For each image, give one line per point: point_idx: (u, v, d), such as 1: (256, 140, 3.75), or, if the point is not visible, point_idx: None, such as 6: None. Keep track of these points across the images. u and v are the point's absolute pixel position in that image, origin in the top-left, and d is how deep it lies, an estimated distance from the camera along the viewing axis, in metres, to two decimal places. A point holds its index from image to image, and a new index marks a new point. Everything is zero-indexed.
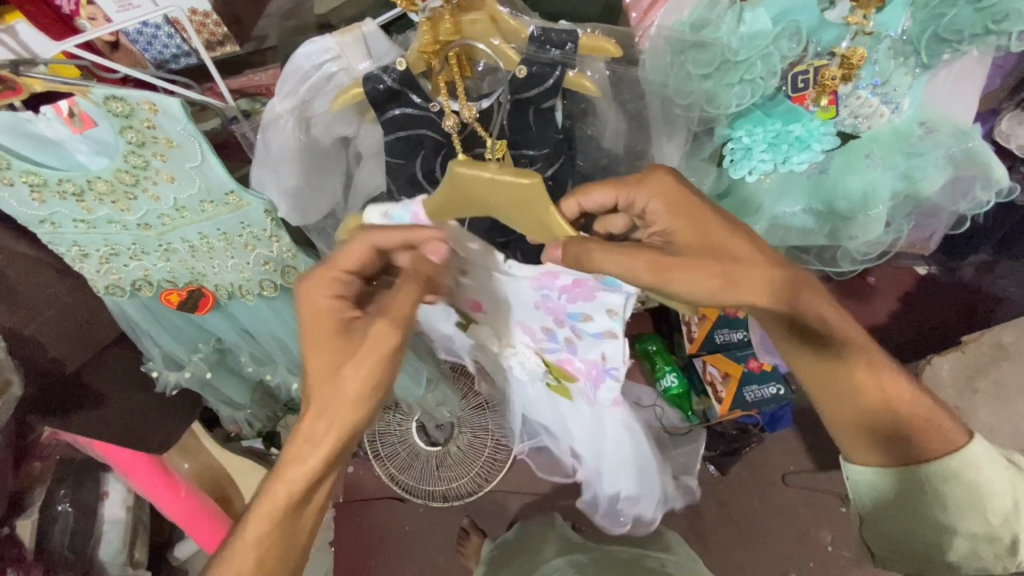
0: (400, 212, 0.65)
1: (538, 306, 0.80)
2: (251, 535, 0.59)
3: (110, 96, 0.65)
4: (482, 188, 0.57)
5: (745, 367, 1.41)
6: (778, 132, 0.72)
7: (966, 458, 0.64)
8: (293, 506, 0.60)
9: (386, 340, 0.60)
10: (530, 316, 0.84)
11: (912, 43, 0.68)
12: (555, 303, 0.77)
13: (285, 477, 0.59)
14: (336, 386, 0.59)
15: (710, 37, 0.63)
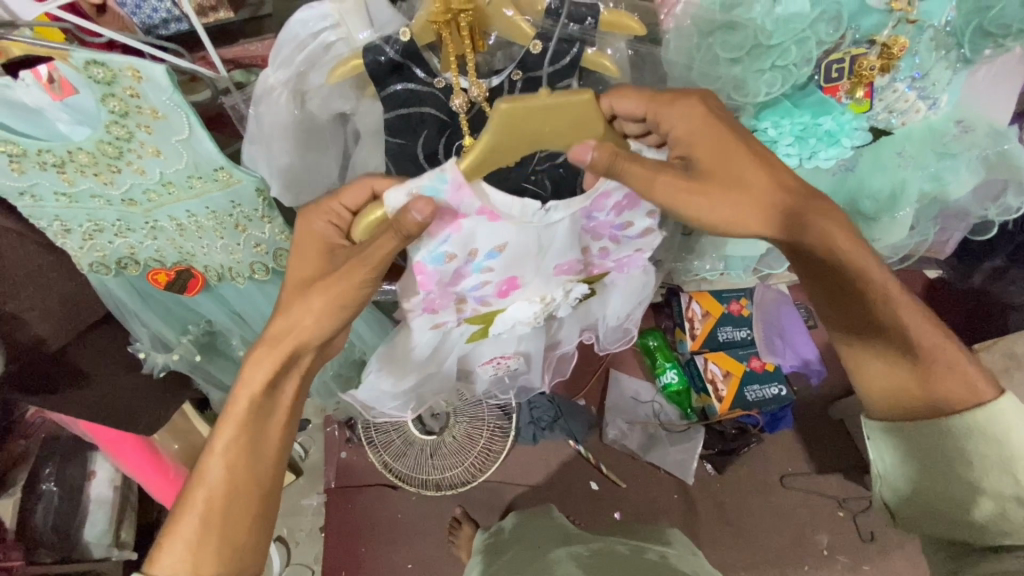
0: (432, 185, 0.56)
1: (578, 236, 0.75)
2: (219, 448, 0.61)
3: (91, 60, 0.60)
4: (540, 119, 0.51)
5: (747, 366, 1.45)
6: (807, 124, 0.66)
7: (993, 413, 0.55)
8: (253, 418, 0.63)
9: (359, 275, 0.61)
10: (568, 254, 0.77)
11: (956, 35, 0.63)
12: (600, 223, 0.73)
13: (246, 385, 0.63)
14: (300, 312, 0.63)
15: (743, 17, 0.57)
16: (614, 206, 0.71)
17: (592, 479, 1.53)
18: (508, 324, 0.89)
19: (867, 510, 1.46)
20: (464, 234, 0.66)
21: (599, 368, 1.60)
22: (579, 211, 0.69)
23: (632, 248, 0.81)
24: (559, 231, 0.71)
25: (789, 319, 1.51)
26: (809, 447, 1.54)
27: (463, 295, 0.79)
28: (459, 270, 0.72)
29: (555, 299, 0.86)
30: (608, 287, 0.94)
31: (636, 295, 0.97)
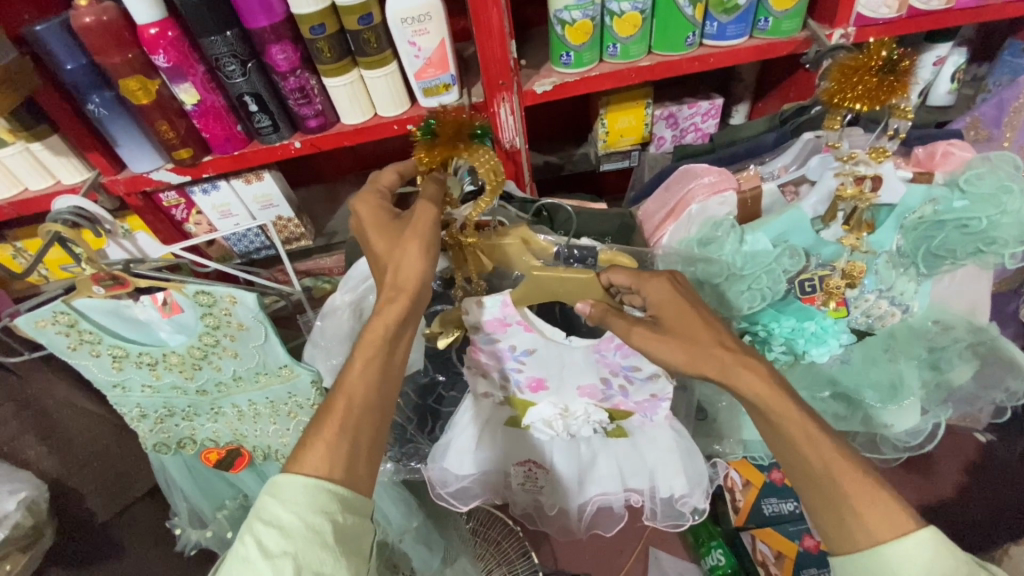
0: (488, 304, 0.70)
1: (594, 368, 0.78)
2: (357, 370, 0.59)
3: (201, 290, 0.77)
4: (553, 285, 0.66)
5: (801, 546, 1.30)
6: (794, 327, 0.75)
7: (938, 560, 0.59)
8: (390, 343, 0.60)
9: (428, 213, 0.61)
10: (587, 378, 0.81)
11: (909, 256, 0.73)
12: (613, 363, 0.77)
13: (376, 318, 0.60)
14: (398, 257, 0.60)
15: (716, 252, 0.69)
16: (620, 351, 0.74)
17: None
18: (546, 429, 0.88)
19: None
20: (507, 334, 0.74)
21: (636, 547, 1.50)
22: (585, 350, 0.75)
23: (648, 393, 0.81)
24: (575, 358, 0.77)
25: None
26: None
27: (501, 378, 0.83)
28: (494, 360, 0.79)
29: (575, 417, 0.86)
30: (646, 438, 0.89)
31: (686, 464, 0.88)
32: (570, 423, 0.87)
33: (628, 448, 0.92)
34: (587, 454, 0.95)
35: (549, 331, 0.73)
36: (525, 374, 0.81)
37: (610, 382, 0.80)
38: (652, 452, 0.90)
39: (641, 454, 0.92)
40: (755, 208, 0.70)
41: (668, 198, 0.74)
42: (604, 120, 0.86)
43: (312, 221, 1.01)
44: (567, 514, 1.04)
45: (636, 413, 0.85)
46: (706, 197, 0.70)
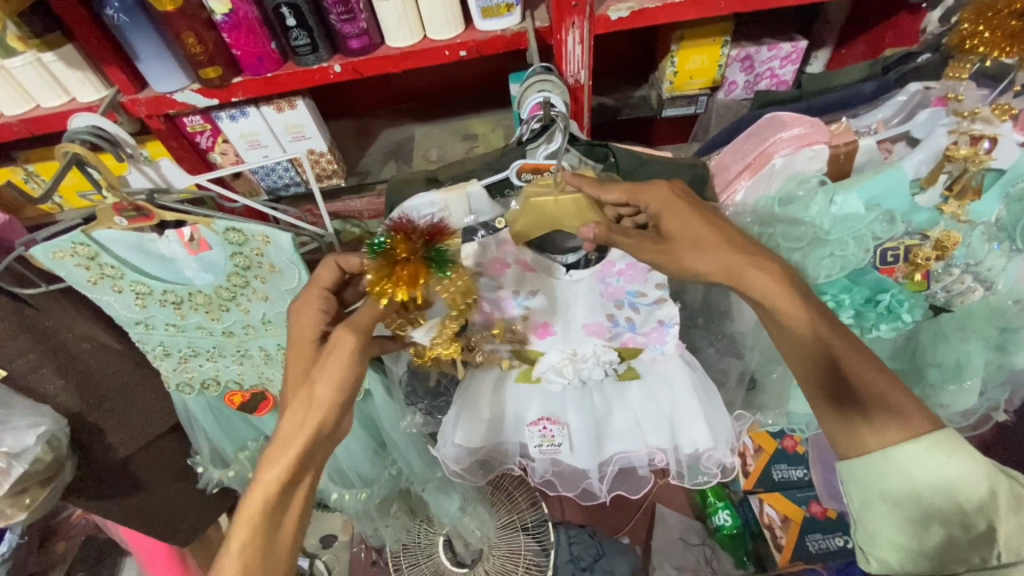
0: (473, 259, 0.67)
1: (604, 303, 0.73)
2: (234, 553, 0.52)
3: (231, 228, 0.72)
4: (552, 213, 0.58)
5: (807, 511, 1.31)
6: (867, 298, 0.68)
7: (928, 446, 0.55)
8: (268, 511, 0.54)
9: (347, 343, 0.55)
10: (597, 315, 0.75)
11: (1007, 229, 0.67)
12: (620, 291, 0.72)
13: (261, 481, 0.54)
14: (303, 401, 0.55)
15: (799, 212, 0.64)
16: (624, 275, 0.70)
17: None
18: (555, 378, 0.80)
19: None
20: (511, 282, 0.71)
21: (642, 503, 1.49)
22: (590, 281, 0.71)
23: (654, 320, 0.74)
24: (583, 293, 0.72)
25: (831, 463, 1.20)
26: None
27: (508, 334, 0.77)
28: (498, 315, 0.74)
29: (583, 360, 0.78)
30: (657, 378, 0.81)
31: (703, 403, 0.81)
32: (580, 368, 0.78)
33: (641, 392, 0.84)
34: (601, 405, 0.86)
35: (543, 261, 0.70)
36: (531, 327, 0.76)
37: (615, 318, 0.75)
38: (666, 400, 0.82)
39: (653, 399, 0.83)
40: (847, 166, 0.64)
41: (748, 149, 0.66)
42: (674, 58, 0.79)
43: (343, 158, 0.94)
44: (589, 479, 0.95)
45: (644, 348, 0.79)
46: (792, 150, 0.62)
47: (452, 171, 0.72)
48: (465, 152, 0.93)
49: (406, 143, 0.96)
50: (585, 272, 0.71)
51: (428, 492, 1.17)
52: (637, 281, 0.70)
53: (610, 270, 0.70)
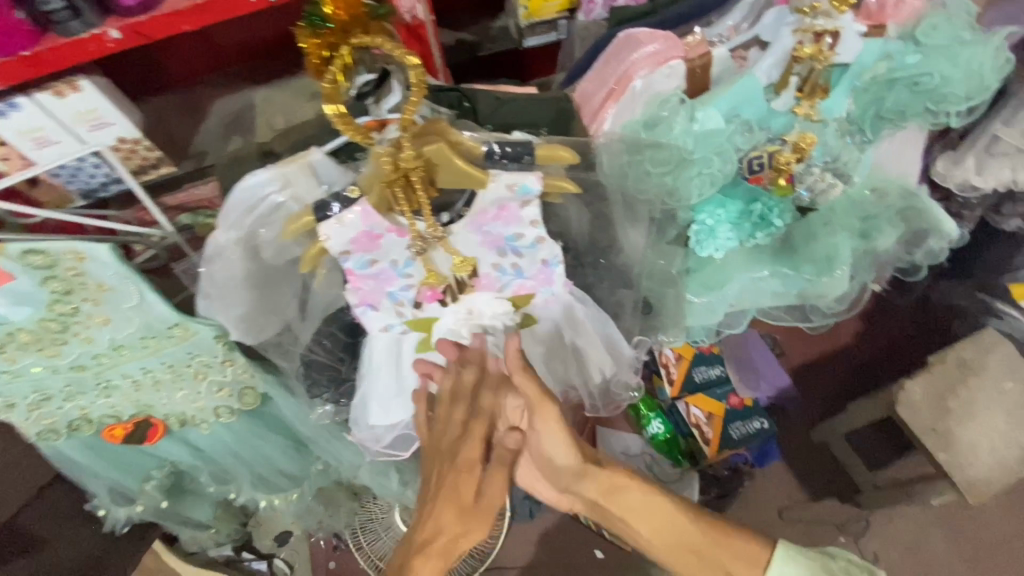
0: (335, 234, 0.60)
1: (478, 256, 0.68)
2: None
3: (29, 250, 0.58)
4: (461, 178, 0.57)
5: (728, 404, 1.40)
6: (740, 211, 0.72)
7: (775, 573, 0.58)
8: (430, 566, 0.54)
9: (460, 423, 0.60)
10: (481, 268, 0.69)
11: (856, 122, 0.69)
12: (494, 236, 0.66)
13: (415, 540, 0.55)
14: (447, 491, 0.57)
15: (664, 134, 0.63)
16: (499, 220, 0.64)
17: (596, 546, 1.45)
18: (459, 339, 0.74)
19: (866, 533, 1.43)
20: (385, 250, 0.64)
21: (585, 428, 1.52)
22: (464, 231, 0.65)
23: (539, 261, 0.69)
24: (458, 246, 0.66)
25: (758, 351, 1.50)
26: (802, 477, 1.50)
27: (397, 303, 0.70)
28: (380, 287, 0.68)
29: (479, 316, 0.73)
30: (555, 318, 0.78)
31: (604, 337, 0.80)
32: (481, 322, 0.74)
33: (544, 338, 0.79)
34: None
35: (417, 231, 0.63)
36: (419, 293, 0.69)
37: (501, 267, 0.69)
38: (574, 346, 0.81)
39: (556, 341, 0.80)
40: (703, 80, 0.63)
41: (607, 75, 0.64)
42: None
43: (171, 140, 0.80)
44: None
45: (534, 293, 0.73)
46: (650, 69, 0.61)
47: (290, 143, 0.64)
48: (316, 115, 0.81)
49: (246, 111, 0.83)
50: (458, 224, 0.64)
51: (363, 477, 1.13)
52: (512, 225, 0.65)
53: (478, 216, 0.63)
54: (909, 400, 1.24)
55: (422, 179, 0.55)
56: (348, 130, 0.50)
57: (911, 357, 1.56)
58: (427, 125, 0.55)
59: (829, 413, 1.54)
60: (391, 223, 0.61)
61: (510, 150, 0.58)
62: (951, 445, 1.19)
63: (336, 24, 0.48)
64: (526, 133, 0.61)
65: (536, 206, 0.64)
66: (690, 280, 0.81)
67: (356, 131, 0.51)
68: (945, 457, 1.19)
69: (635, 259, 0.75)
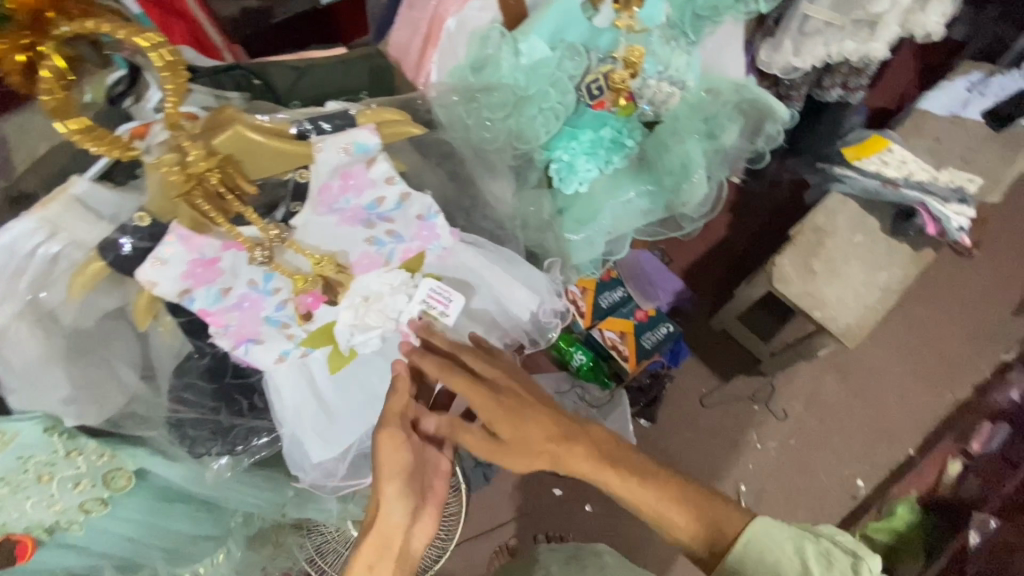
0: (163, 278, 0.49)
1: (344, 236, 0.56)
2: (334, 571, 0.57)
3: None
4: (278, 161, 0.48)
5: (635, 319, 1.47)
6: (593, 140, 0.70)
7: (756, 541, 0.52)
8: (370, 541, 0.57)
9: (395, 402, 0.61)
10: (351, 247, 0.57)
11: (677, 26, 0.69)
12: (352, 210, 0.54)
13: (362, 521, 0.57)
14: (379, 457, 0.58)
15: (494, 76, 0.58)
16: (349, 191, 0.53)
17: (555, 486, 1.44)
18: (364, 337, 0.63)
19: (773, 396, 1.62)
20: (231, 272, 0.53)
21: None
22: (315, 217, 0.53)
23: (414, 218, 0.58)
24: (318, 233, 0.55)
25: (649, 264, 1.56)
26: (713, 366, 1.63)
27: (281, 326, 0.60)
28: (249, 316, 0.57)
29: (376, 303, 0.60)
30: (455, 274, 0.67)
31: (517, 275, 0.70)
32: (382, 309, 0.61)
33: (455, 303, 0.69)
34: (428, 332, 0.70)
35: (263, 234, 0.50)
36: (298, 305, 0.58)
37: (376, 240, 0.58)
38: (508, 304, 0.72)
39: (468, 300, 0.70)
40: (518, 8, 0.58)
41: (416, 20, 0.58)
42: None
43: None
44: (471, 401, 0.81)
45: (425, 252, 0.61)
46: (459, 6, 0.55)
47: (43, 177, 0.50)
48: None
49: None
50: (305, 213, 0.52)
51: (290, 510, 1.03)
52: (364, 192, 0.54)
53: (324, 191, 0.52)
54: (784, 274, 1.38)
55: (228, 177, 0.46)
56: (99, 145, 0.40)
57: (778, 234, 1.73)
58: (211, 115, 0.45)
59: (722, 301, 1.68)
60: (220, 239, 0.50)
61: (330, 126, 0.49)
62: (823, 302, 1.35)
63: (17, 17, 0.38)
64: (342, 102, 0.52)
65: (386, 159, 0.53)
66: (564, 221, 0.79)
67: (110, 143, 0.41)
68: (820, 313, 1.35)
69: (508, 211, 0.69)
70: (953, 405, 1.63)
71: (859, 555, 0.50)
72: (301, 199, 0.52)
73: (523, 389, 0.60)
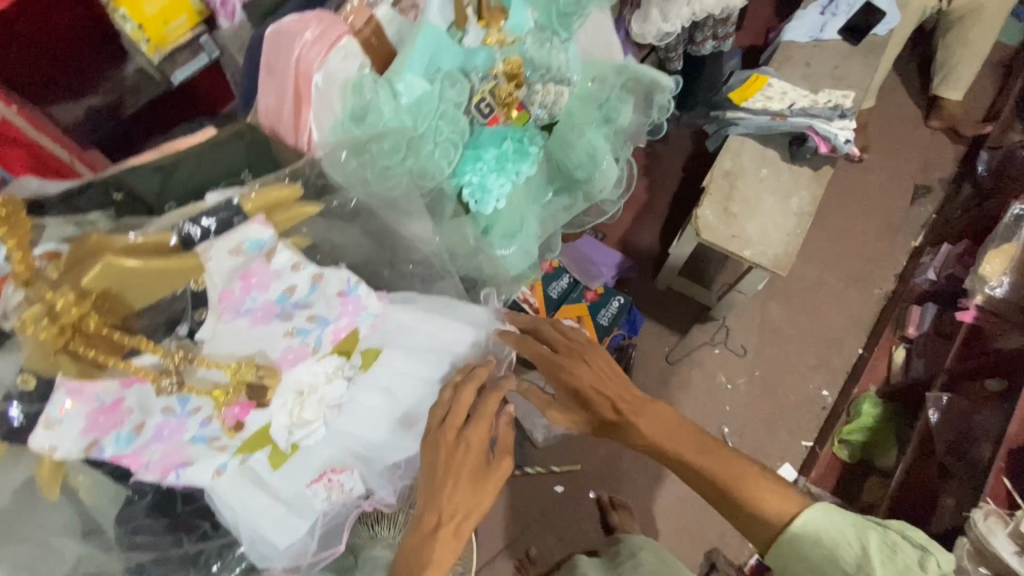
0: (56, 439, 0.43)
1: (261, 335, 0.51)
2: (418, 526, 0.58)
3: None
4: (165, 281, 0.43)
5: (587, 301, 1.49)
6: (499, 156, 0.69)
7: (823, 529, 0.67)
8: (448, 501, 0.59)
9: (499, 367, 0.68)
10: (272, 344, 0.53)
11: (548, 27, 0.69)
12: (263, 306, 0.49)
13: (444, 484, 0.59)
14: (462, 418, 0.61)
15: (379, 122, 0.56)
16: (254, 289, 0.48)
17: (553, 483, 1.44)
18: (307, 430, 0.58)
19: (729, 336, 1.69)
20: (140, 408, 0.47)
21: None
22: (222, 326, 0.48)
23: (335, 295, 0.54)
24: (230, 341, 0.50)
25: (589, 245, 1.60)
26: (670, 324, 1.69)
27: (212, 441, 0.54)
28: (173, 443, 0.52)
29: (312, 393, 0.57)
30: (395, 336, 0.62)
31: (457, 319, 0.67)
32: (319, 400, 0.58)
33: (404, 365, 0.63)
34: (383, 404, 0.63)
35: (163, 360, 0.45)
36: (225, 418, 0.53)
37: (298, 330, 0.54)
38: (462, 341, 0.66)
39: (418, 359, 0.64)
40: (384, 47, 0.56)
41: (281, 84, 0.53)
42: (119, 11, 0.57)
43: None
44: None
45: (356, 328, 0.58)
46: (323, 57, 0.52)
47: None
48: None
49: None
50: (209, 325, 0.47)
51: None
52: (272, 284, 0.49)
53: (227, 299, 0.47)
54: (709, 223, 1.43)
55: (107, 313, 0.42)
56: None
57: (694, 185, 1.81)
58: (74, 248, 0.41)
59: (662, 262, 1.74)
60: (116, 380, 0.44)
61: (214, 224, 0.45)
62: (748, 240, 1.42)
63: None
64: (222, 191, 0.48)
65: (285, 247, 0.48)
66: (493, 243, 0.75)
67: None
68: (750, 252, 1.41)
69: (433, 249, 0.66)
70: (882, 298, 1.76)
71: (925, 548, 0.67)
72: (203, 308, 0.47)
73: (608, 365, 0.73)
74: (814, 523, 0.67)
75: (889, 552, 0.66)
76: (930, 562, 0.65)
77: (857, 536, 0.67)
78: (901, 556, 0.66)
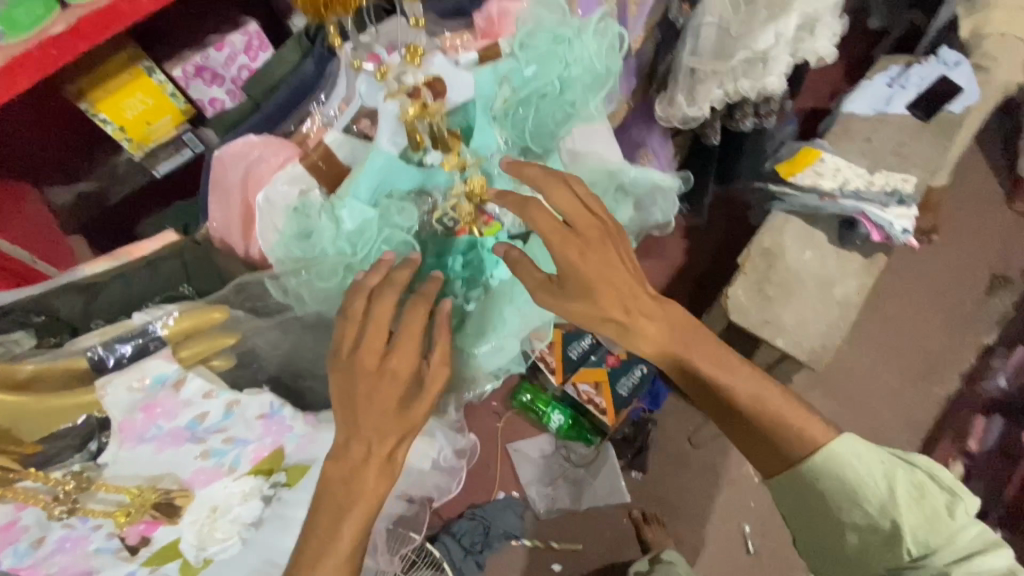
0: None
1: (170, 459, 0.51)
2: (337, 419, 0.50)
3: None
4: (53, 415, 0.43)
5: (607, 366, 1.33)
6: (465, 264, 0.64)
7: (842, 445, 0.56)
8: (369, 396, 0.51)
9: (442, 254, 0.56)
10: (184, 466, 0.52)
11: (519, 141, 0.62)
12: (172, 431, 0.49)
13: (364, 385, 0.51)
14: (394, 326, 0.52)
15: (320, 245, 0.54)
16: (160, 419, 0.47)
17: (552, 561, 1.35)
18: (219, 547, 0.59)
19: None
20: (38, 525, 0.47)
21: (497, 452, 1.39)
22: (126, 452, 0.48)
23: (254, 416, 0.52)
24: (137, 466, 0.49)
25: None
26: None
27: (118, 551, 0.53)
28: (78, 554, 0.51)
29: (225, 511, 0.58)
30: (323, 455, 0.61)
31: None
32: (232, 518, 0.59)
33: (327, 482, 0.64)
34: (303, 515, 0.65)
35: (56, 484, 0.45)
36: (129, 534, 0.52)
37: (213, 451, 0.53)
38: None
39: None
40: (337, 169, 0.55)
41: (231, 200, 0.53)
42: (99, 117, 0.58)
43: None
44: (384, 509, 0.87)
45: (279, 447, 0.57)
46: (266, 184, 0.51)
47: None
48: None
49: None
50: (110, 451, 0.47)
51: None
52: (180, 413, 0.48)
53: (129, 429, 0.46)
54: (738, 304, 1.32)
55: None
56: None
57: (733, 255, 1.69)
58: None
59: None
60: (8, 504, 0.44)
61: (123, 356, 0.45)
62: (782, 328, 1.30)
63: None
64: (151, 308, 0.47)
65: (197, 375, 0.48)
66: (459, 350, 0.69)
67: None
68: (782, 340, 1.29)
69: None
70: (944, 401, 1.49)
71: (955, 493, 0.56)
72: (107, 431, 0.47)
73: (604, 250, 0.57)
74: (842, 445, 0.56)
75: (917, 491, 0.56)
76: (961, 509, 0.55)
77: (886, 472, 0.56)
78: (931, 496, 0.55)
